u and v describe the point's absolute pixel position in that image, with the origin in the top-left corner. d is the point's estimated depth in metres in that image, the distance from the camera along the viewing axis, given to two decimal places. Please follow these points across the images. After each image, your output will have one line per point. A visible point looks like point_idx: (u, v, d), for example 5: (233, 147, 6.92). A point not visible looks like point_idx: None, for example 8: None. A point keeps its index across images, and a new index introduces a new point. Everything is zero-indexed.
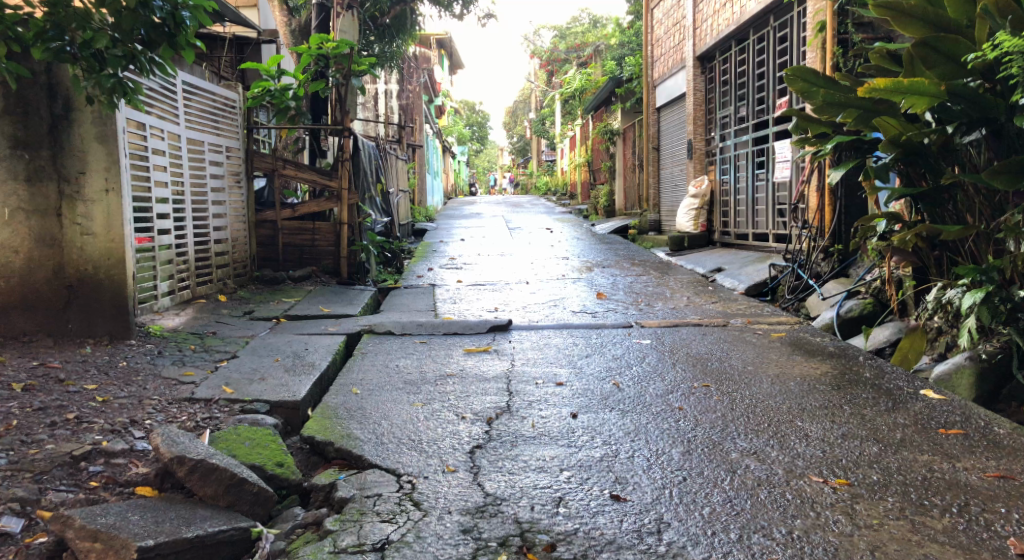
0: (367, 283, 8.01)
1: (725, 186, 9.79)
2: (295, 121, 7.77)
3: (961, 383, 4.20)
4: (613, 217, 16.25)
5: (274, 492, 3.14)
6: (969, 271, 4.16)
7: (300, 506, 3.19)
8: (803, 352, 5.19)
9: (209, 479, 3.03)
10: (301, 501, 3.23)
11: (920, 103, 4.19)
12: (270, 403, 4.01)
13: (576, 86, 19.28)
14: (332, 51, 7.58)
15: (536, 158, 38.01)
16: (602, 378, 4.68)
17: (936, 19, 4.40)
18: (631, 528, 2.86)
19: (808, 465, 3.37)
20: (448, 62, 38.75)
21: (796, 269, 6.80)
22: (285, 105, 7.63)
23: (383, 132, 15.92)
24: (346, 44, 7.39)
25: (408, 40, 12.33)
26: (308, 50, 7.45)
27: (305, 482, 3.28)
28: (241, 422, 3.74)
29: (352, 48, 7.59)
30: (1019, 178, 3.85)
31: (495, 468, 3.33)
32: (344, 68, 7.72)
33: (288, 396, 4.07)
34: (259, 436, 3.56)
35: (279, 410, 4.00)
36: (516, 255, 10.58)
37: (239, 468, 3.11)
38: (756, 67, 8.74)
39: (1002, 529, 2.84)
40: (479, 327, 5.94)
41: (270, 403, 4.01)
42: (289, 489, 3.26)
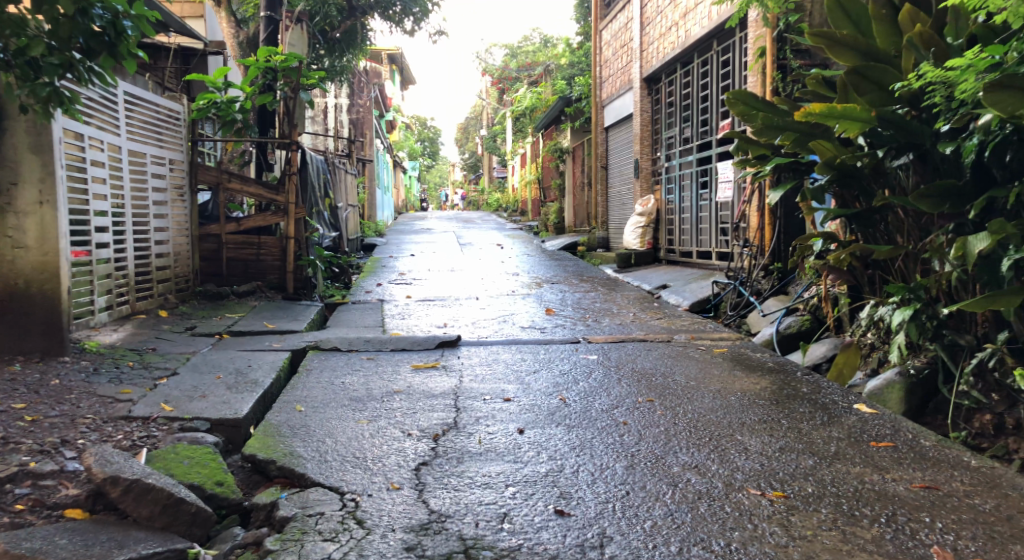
0: (313, 299, 7.96)
1: (670, 205, 10.00)
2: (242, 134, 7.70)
3: (892, 397, 4.36)
4: (562, 234, 16.44)
5: (213, 511, 3.11)
6: (898, 289, 4.26)
7: (240, 525, 3.16)
8: (743, 367, 5.33)
9: (144, 499, 2.99)
10: (240, 520, 3.20)
11: (852, 128, 4.35)
12: (211, 422, 3.97)
13: (527, 104, 19.49)
14: (281, 64, 7.51)
15: (487, 174, 38.19)
16: (550, 393, 4.73)
17: (867, 48, 4.59)
18: (573, 543, 2.91)
19: (747, 478, 3.47)
20: (399, 78, 38.79)
21: (738, 286, 6.98)
22: (232, 117, 7.62)
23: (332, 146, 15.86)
24: (295, 57, 7.33)
25: (359, 55, 12.31)
26: (255, 63, 7.37)
27: (246, 502, 3.25)
28: (180, 440, 3.70)
29: (301, 62, 7.53)
30: (943, 202, 3.99)
31: (440, 485, 3.35)
32: (293, 82, 7.66)
33: (230, 413, 4.04)
34: (199, 455, 3.53)
35: (220, 428, 3.96)
36: (465, 271, 10.63)
37: (176, 488, 3.07)
38: (700, 90, 8.97)
39: (926, 538, 2.96)
40: (427, 343, 5.96)
41: (211, 421, 3.97)
42: (228, 509, 3.23)
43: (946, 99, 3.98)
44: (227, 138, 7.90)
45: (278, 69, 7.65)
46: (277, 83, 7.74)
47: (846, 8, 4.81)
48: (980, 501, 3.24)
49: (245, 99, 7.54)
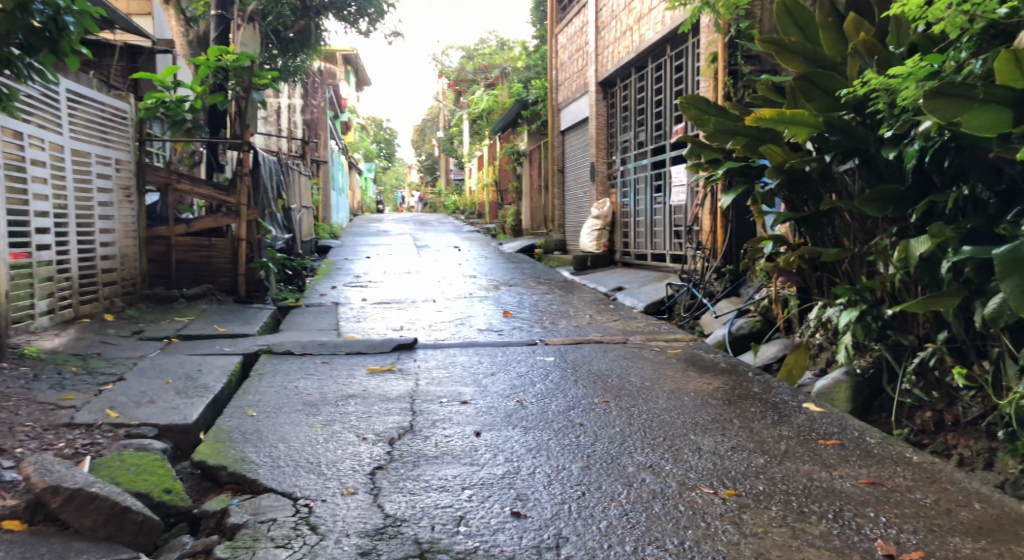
0: (266, 301, 7.87)
1: (626, 208, 10.11)
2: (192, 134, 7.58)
3: (839, 396, 4.48)
4: (520, 236, 16.50)
5: (161, 520, 3.06)
6: (845, 291, 4.38)
7: (189, 534, 3.11)
8: (696, 368, 5.41)
9: (86, 509, 2.94)
10: (189, 529, 3.15)
11: (800, 132, 4.44)
12: (159, 428, 3.90)
13: (483, 107, 19.51)
14: (232, 64, 7.41)
15: (444, 176, 38.14)
16: (507, 396, 4.75)
17: (814, 55, 4.71)
18: (530, 545, 2.93)
19: (700, 477, 3.53)
20: (354, 79, 38.56)
21: (691, 288, 7.10)
22: (181, 117, 7.49)
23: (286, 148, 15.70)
24: (247, 56, 7.24)
25: (312, 55, 12.20)
26: (205, 62, 7.26)
27: (195, 509, 3.21)
28: (126, 448, 3.63)
29: (253, 61, 7.44)
30: (886, 206, 4.09)
31: (395, 489, 3.35)
32: (244, 82, 7.56)
33: (179, 419, 3.98)
34: (145, 462, 3.47)
35: (169, 434, 3.90)
36: (421, 274, 10.61)
37: (121, 496, 3.02)
38: (654, 94, 9.09)
39: (871, 532, 3.05)
40: (383, 347, 5.94)
41: (159, 427, 3.90)
42: (177, 517, 3.18)
43: (889, 106, 4.10)
44: (177, 139, 7.77)
45: (229, 68, 7.54)
46: (228, 82, 7.63)
47: (794, 16, 4.94)
48: (921, 495, 3.35)
49: (195, 99, 7.42)
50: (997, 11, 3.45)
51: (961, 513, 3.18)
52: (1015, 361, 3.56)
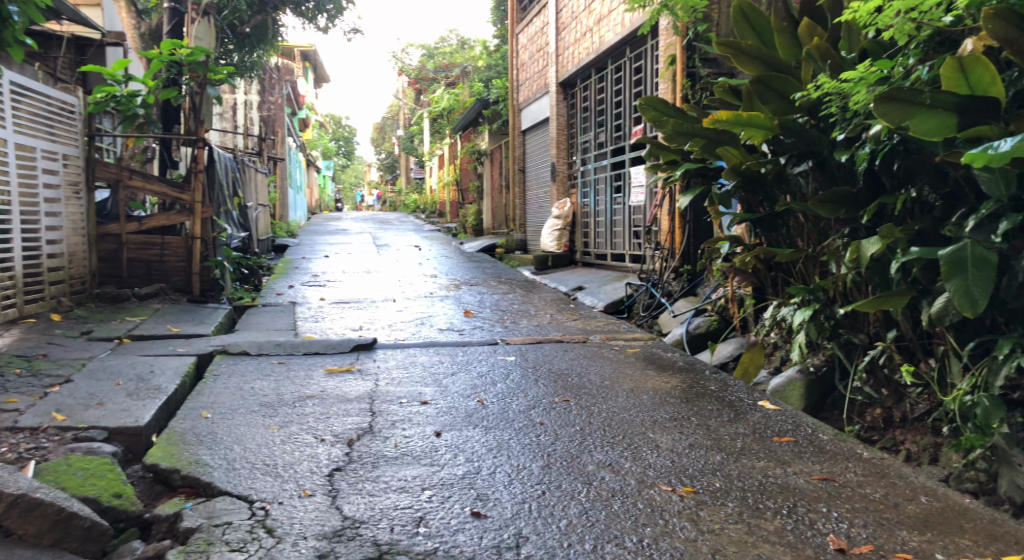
0: (221, 301, 7.77)
1: (586, 208, 10.18)
2: (143, 129, 7.45)
3: (793, 394, 4.58)
4: (481, 236, 16.50)
5: (109, 526, 3.02)
6: (798, 291, 4.47)
7: (139, 539, 3.07)
8: (655, 366, 5.48)
9: (30, 515, 2.88)
10: (140, 534, 3.10)
11: (755, 134, 4.53)
12: (109, 430, 3.84)
13: (444, 106, 19.45)
14: (186, 58, 7.27)
15: (405, 175, 38.00)
16: (467, 396, 4.76)
17: (769, 59, 4.80)
18: (490, 544, 2.94)
19: (658, 475, 3.58)
20: (313, 76, 38.23)
21: (650, 288, 7.19)
22: (133, 112, 7.35)
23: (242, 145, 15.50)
24: (202, 51, 7.13)
25: (270, 51, 12.06)
26: (158, 57, 7.14)
27: (147, 513, 3.16)
28: (74, 451, 3.56)
29: (208, 56, 7.34)
30: (839, 208, 4.18)
31: (354, 491, 3.34)
32: (199, 77, 7.46)
33: (130, 422, 3.91)
34: (94, 466, 3.40)
35: (119, 437, 3.84)
36: (381, 273, 10.56)
37: (67, 502, 2.97)
38: (613, 95, 9.17)
39: (823, 527, 3.11)
40: (341, 347, 5.90)
41: (109, 430, 3.84)
42: (127, 522, 3.13)
43: (842, 110, 4.20)
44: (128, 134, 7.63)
45: (183, 63, 7.43)
46: (182, 77, 7.52)
47: (751, 21, 5.02)
48: (871, 490, 3.44)
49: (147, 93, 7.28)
50: (943, 19, 3.60)
51: (908, 507, 3.28)
52: (959, 359, 3.65)
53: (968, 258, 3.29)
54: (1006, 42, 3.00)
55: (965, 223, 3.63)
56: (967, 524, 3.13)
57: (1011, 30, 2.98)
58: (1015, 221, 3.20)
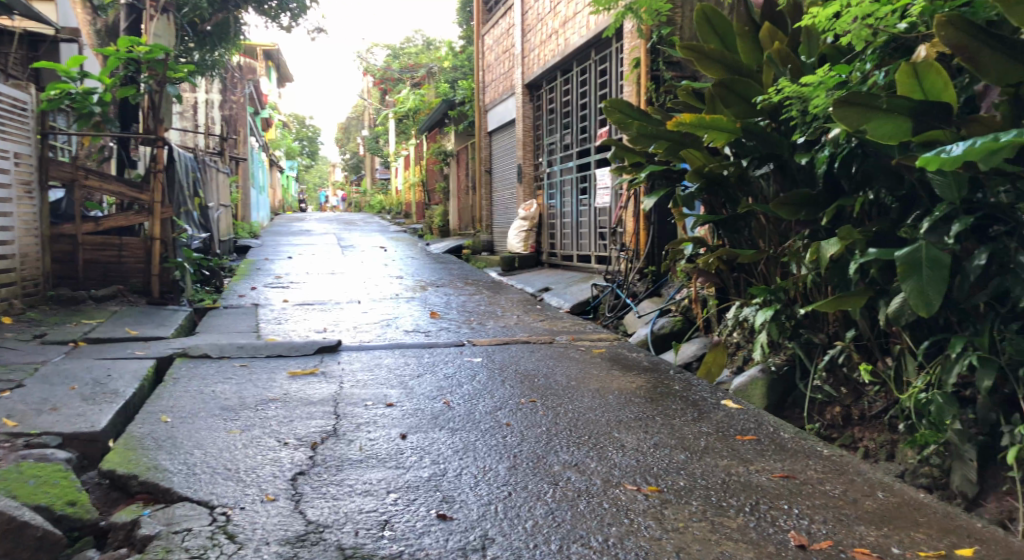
0: (181, 303, 7.68)
1: (552, 210, 10.22)
2: (99, 128, 7.31)
3: (755, 393, 4.65)
4: (447, 237, 16.49)
5: (62, 534, 2.96)
6: (760, 291, 4.54)
7: (95, 548, 3.02)
8: (620, 366, 5.53)
9: None
10: (95, 542, 3.05)
11: (718, 138, 4.59)
12: (63, 436, 3.77)
13: (409, 106, 19.39)
14: (144, 55, 7.16)
15: (370, 175, 37.81)
16: (433, 397, 4.75)
17: (732, 62, 4.86)
18: (455, 547, 2.94)
19: (624, 474, 3.61)
20: (275, 75, 37.85)
21: (615, 288, 7.25)
22: (88, 110, 7.22)
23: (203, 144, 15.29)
24: (160, 49, 7.02)
25: (231, 49, 11.89)
26: (115, 54, 7.02)
27: (102, 521, 3.11)
28: (25, 458, 3.48)
29: (168, 54, 7.23)
30: (799, 209, 4.25)
31: (317, 495, 3.32)
32: (158, 75, 7.35)
33: (86, 427, 3.84)
34: (47, 473, 3.34)
35: (74, 443, 3.77)
36: (346, 274, 10.50)
37: (19, 511, 2.91)
38: (579, 97, 9.21)
39: (784, 524, 3.17)
40: (305, 349, 5.86)
41: (63, 436, 3.77)
42: (82, 530, 3.07)
43: (802, 113, 4.27)
44: (83, 132, 7.48)
45: (141, 61, 7.31)
46: (140, 75, 7.40)
47: (714, 25, 5.09)
48: (831, 486, 3.50)
49: (103, 91, 7.15)
50: (898, 25, 3.67)
51: (866, 503, 3.35)
52: (914, 357, 3.73)
53: (923, 259, 3.37)
54: (956, 48, 3.05)
55: (920, 225, 3.70)
56: (922, 518, 3.20)
57: (961, 35, 3.04)
58: (966, 223, 3.28)
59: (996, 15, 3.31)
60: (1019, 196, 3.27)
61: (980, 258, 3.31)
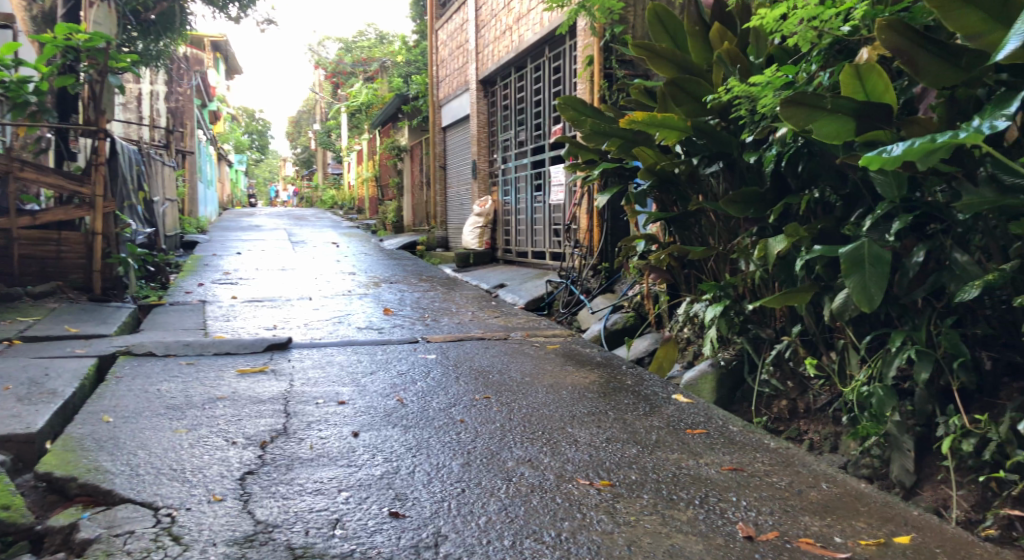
0: (124, 300, 7.52)
1: (507, 206, 10.25)
2: (36, 118, 7.09)
3: (705, 387, 4.74)
4: (402, 233, 16.40)
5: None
6: (710, 287, 4.61)
7: (31, 553, 2.94)
8: (574, 362, 5.57)
9: None
10: (31, 547, 2.97)
11: (670, 135, 4.63)
12: None
13: (363, 100, 19.25)
14: (85, 44, 7.03)
15: (322, 170, 37.39)
16: (386, 395, 4.73)
17: (683, 62, 4.93)
18: (408, 544, 2.94)
19: (576, 469, 3.64)
20: (224, 66, 37.15)
21: (569, 285, 7.31)
22: (24, 99, 7.01)
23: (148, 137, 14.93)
24: (101, 37, 6.90)
25: (178, 40, 11.53)
26: (53, 41, 6.85)
27: (38, 526, 3.02)
28: None
29: (109, 42, 7.08)
30: (747, 207, 4.32)
31: (266, 494, 3.28)
32: (100, 64, 7.18)
33: (21, 428, 3.74)
34: None
35: (9, 445, 3.67)
36: (297, 271, 10.37)
37: None
38: (533, 94, 9.24)
39: (733, 516, 3.23)
40: (255, 346, 5.78)
41: None
42: (17, 535, 2.98)
43: (750, 113, 4.35)
44: (18, 123, 7.23)
45: (81, 49, 7.15)
46: (80, 64, 7.24)
47: (665, 24, 5.15)
48: (778, 478, 3.58)
49: (40, 79, 6.98)
50: (841, 28, 3.76)
51: (811, 494, 3.43)
52: (857, 352, 3.83)
53: (865, 257, 3.45)
54: (897, 52, 3.14)
55: (862, 223, 3.80)
56: (863, 507, 3.30)
57: (901, 40, 3.12)
58: (906, 221, 3.38)
59: (933, 21, 3.43)
60: (954, 195, 3.38)
61: (919, 255, 3.42)
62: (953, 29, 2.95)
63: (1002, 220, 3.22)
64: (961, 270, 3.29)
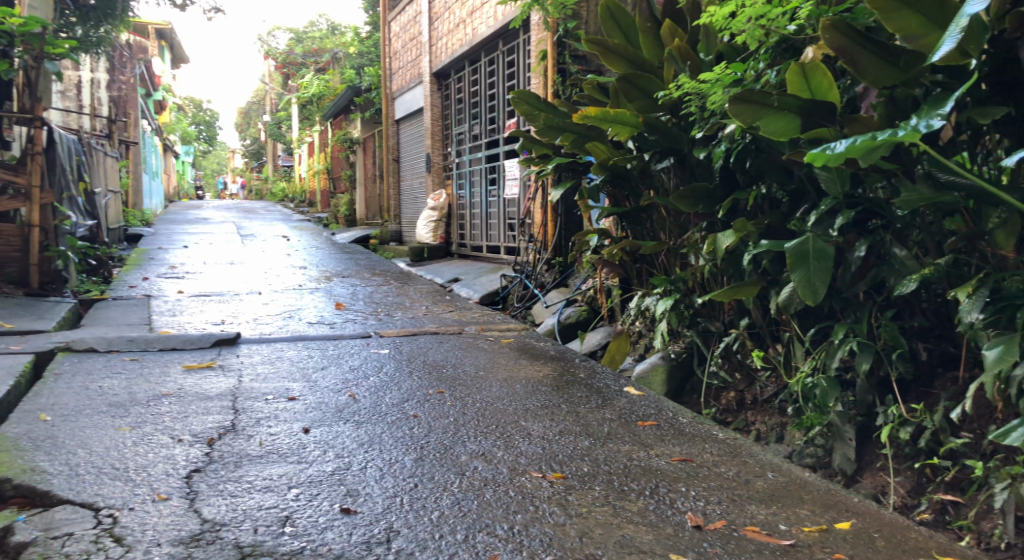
0: (63, 294, 7.33)
1: (461, 200, 10.24)
2: None
3: (656, 379, 4.82)
4: (354, 226, 16.26)
5: None
6: (660, 281, 4.66)
7: None
8: (528, 356, 5.59)
9: None
10: None
11: (622, 131, 4.66)
12: None
13: (314, 92, 19.02)
14: (19, 28, 6.74)
15: (272, 162, 36.84)
16: (338, 390, 4.69)
17: (636, 58, 4.98)
18: (359, 541, 2.92)
19: (530, 462, 3.67)
20: (169, 55, 36.24)
21: (524, 279, 7.34)
22: None
23: (89, 127, 14.46)
24: (37, 21, 6.66)
25: (118, 26, 10.92)
26: None
27: None
28: None
29: (45, 27, 6.83)
30: (697, 203, 4.37)
31: (214, 492, 3.24)
32: (35, 50, 6.96)
33: None
34: None
35: None
36: (247, 265, 10.21)
37: None
38: (487, 87, 9.24)
39: (682, 506, 3.28)
40: (202, 342, 5.68)
41: None
42: None
43: (700, 109, 4.41)
44: None
45: (16, 35, 6.92)
46: (14, 49, 6.99)
47: (617, 20, 5.20)
48: (725, 468, 3.65)
49: None
50: (788, 27, 3.84)
51: (757, 483, 3.50)
52: (802, 344, 3.92)
53: (810, 251, 3.52)
54: (840, 51, 3.21)
55: (807, 219, 3.88)
56: (807, 495, 3.38)
57: (844, 40, 3.19)
58: (849, 216, 3.46)
59: (874, 22, 3.51)
60: (893, 191, 3.47)
61: (860, 250, 3.50)
62: (891, 29, 3.03)
63: (937, 216, 3.32)
64: (900, 264, 3.39)
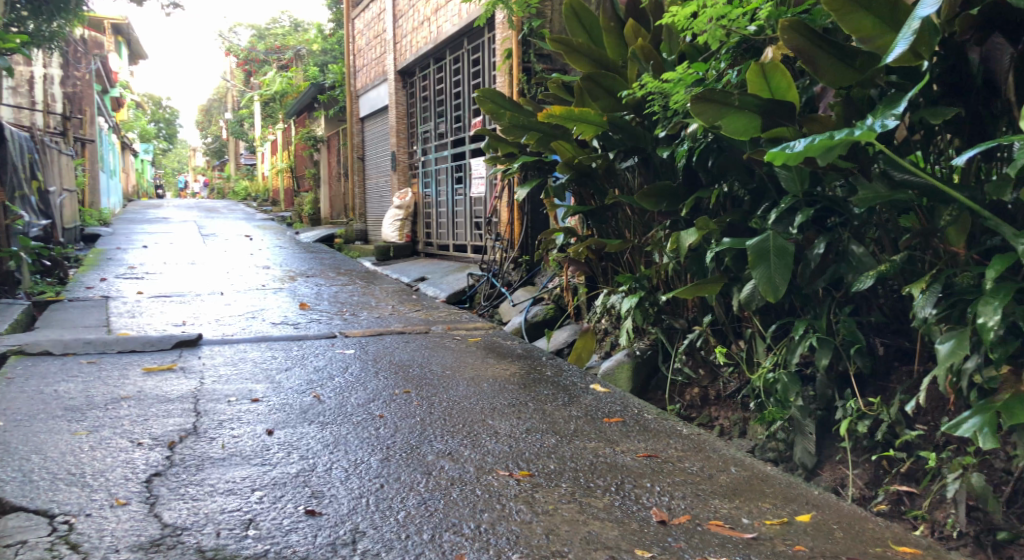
0: (16, 296, 7.16)
1: (427, 198, 10.21)
2: None
3: (621, 376, 4.84)
4: (319, 225, 16.13)
5: None
6: (625, 278, 4.69)
7: None
8: (495, 354, 5.59)
9: None
10: None
11: (586, 130, 4.67)
12: None
13: (277, 89, 18.82)
14: None
15: (235, 161, 36.35)
16: (302, 391, 4.65)
17: (600, 58, 5.01)
18: (324, 542, 2.90)
19: (496, 460, 3.67)
20: (127, 51, 35.52)
21: (491, 278, 7.35)
22: None
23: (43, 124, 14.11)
24: None
25: (73, 20, 10.69)
26: None
27: None
28: None
29: None
30: (660, 201, 4.38)
31: (175, 496, 3.19)
32: None
33: None
34: None
35: None
36: (208, 265, 10.07)
37: None
38: (452, 85, 9.22)
39: (647, 502, 3.31)
40: (163, 344, 5.60)
41: None
42: None
43: (664, 108, 4.45)
44: None
45: None
46: None
47: (582, 20, 5.23)
48: (690, 463, 3.69)
49: None
50: (748, 28, 3.89)
51: (720, 477, 3.55)
52: (763, 340, 3.97)
53: (771, 249, 3.57)
54: (799, 52, 3.25)
55: (768, 216, 3.93)
56: (769, 489, 3.43)
57: (803, 41, 3.24)
58: (809, 214, 3.51)
59: (831, 23, 3.58)
60: (851, 190, 3.54)
61: (819, 247, 3.56)
62: (848, 30, 3.08)
63: (893, 214, 3.40)
64: (857, 261, 3.46)
